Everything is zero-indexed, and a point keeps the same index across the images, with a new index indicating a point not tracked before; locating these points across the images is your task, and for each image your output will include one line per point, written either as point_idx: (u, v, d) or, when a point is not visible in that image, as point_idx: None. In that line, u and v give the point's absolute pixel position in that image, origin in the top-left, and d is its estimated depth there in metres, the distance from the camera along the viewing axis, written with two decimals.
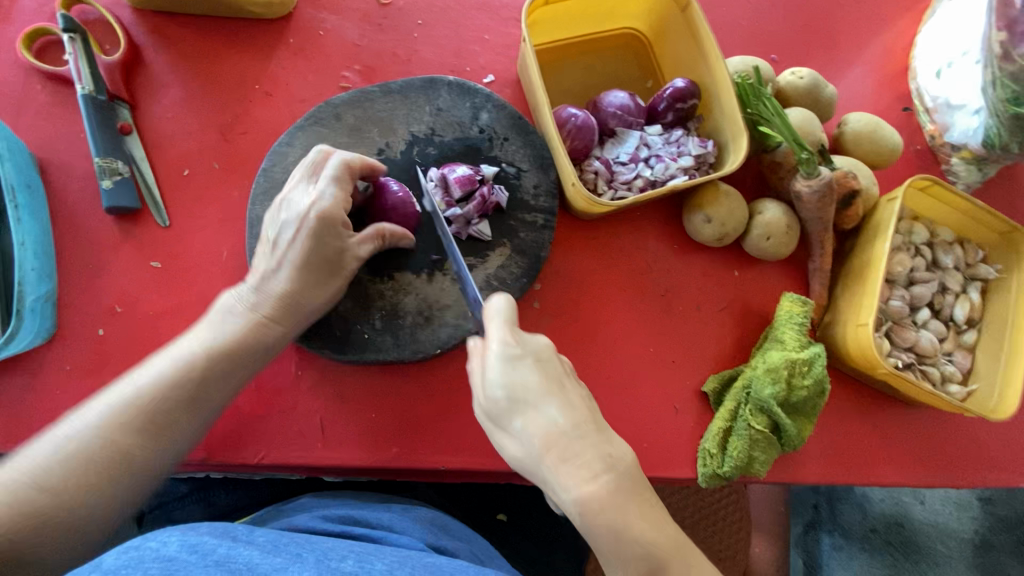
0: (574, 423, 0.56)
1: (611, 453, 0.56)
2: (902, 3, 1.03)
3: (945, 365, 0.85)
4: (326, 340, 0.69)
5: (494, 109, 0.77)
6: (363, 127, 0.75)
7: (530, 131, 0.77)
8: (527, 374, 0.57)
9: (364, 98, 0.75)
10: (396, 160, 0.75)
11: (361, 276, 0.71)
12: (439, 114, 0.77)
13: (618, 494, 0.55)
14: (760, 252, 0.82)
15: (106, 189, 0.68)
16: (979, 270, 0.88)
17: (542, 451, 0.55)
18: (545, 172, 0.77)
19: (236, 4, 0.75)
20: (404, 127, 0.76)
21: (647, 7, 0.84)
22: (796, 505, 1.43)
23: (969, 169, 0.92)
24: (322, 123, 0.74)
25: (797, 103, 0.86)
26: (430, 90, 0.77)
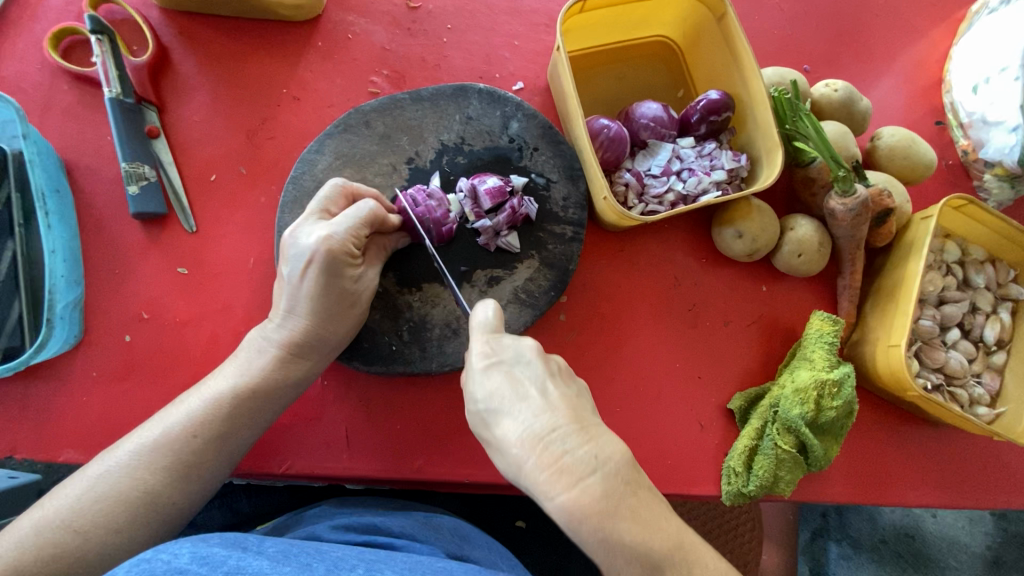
0: (551, 428, 0.50)
1: (600, 453, 0.50)
2: (936, 13, 1.01)
3: (974, 387, 0.84)
4: (354, 351, 0.69)
5: (524, 118, 0.76)
6: (393, 134, 0.74)
7: (561, 141, 0.76)
8: (507, 379, 0.54)
9: (394, 105, 0.74)
10: (426, 169, 0.74)
11: (389, 287, 0.71)
12: (468, 122, 0.76)
13: (604, 502, 0.49)
14: (791, 268, 0.81)
15: (133, 195, 0.68)
16: (1010, 290, 0.87)
17: (520, 461, 0.50)
18: (575, 183, 0.76)
19: (264, 6, 0.74)
20: (434, 135, 0.75)
21: (681, 16, 0.82)
22: (803, 512, 1.44)
23: (1001, 187, 0.91)
24: (352, 131, 0.73)
25: (831, 116, 0.85)
26: (460, 98, 0.76)
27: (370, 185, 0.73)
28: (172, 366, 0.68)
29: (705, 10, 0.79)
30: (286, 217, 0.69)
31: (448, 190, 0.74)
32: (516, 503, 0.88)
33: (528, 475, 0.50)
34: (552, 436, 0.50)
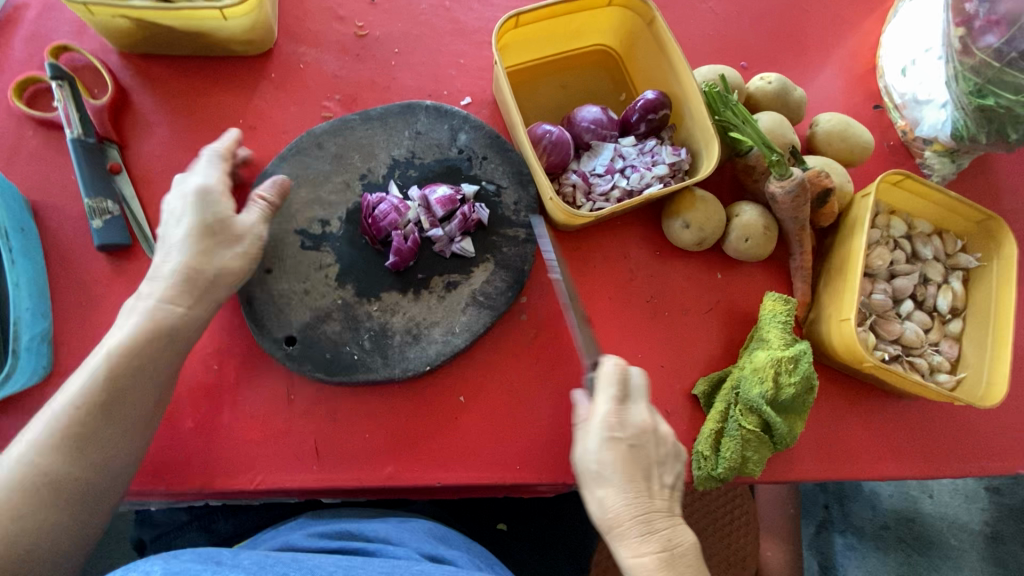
0: (644, 494, 0.63)
1: (671, 524, 0.64)
2: (864, 6, 1.07)
3: (932, 355, 0.86)
4: (318, 362, 0.71)
5: (471, 129, 0.80)
6: (346, 154, 0.78)
7: (509, 148, 0.80)
8: (624, 439, 0.64)
9: (344, 127, 0.78)
10: (379, 184, 0.78)
11: (349, 298, 0.73)
12: (418, 137, 0.79)
13: (666, 561, 0.61)
14: (740, 254, 0.84)
15: (96, 228, 0.71)
16: (959, 260, 0.90)
17: (611, 509, 0.63)
18: (525, 187, 0.79)
19: (217, 43, 0.78)
20: (385, 151, 0.79)
21: (615, 25, 0.87)
22: (806, 504, 1.43)
23: (943, 162, 0.94)
24: (304, 153, 0.77)
25: (768, 108, 0.89)
26: (408, 115, 0.80)
27: (324, 203, 0.76)
28: None
29: (636, 17, 0.84)
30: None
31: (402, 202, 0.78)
32: (496, 505, 0.88)
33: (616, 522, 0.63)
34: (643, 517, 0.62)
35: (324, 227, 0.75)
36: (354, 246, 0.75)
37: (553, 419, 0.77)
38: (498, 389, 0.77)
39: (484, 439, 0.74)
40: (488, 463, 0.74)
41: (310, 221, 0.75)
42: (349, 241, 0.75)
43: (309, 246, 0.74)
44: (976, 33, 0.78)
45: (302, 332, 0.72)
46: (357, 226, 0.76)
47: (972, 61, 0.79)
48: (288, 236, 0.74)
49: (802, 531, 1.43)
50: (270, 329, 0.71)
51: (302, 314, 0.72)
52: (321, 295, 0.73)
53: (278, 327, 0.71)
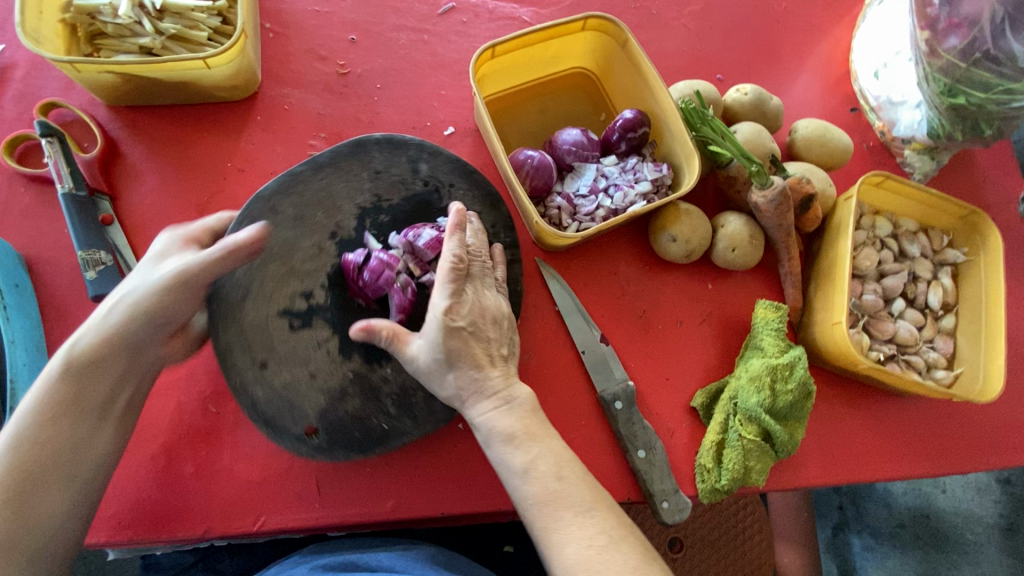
0: (547, 454, 0.63)
1: (576, 483, 0.62)
2: (834, 12, 1.09)
3: (927, 353, 0.86)
4: (348, 445, 0.70)
5: (429, 157, 0.80)
6: (308, 213, 0.75)
7: (473, 171, 0.81)
8: (465, 369, 0.64)
9: (295, 182, 0.75)
10: (352, 239, 0.77)
11: (359, 368, 0.73)
12: (377, 178, 0.79)
13: (566, 519, 0.60)
14: (729, 263, 0.84)
15: (90, 279, 0.71)
16: (947, 255, 0.90)
17: (520, 495, 0.62)
18: (496, 209, 0.80)
19: (202, 91, 0.80)
20: (348, 201, 0.77)
21: (590, 47, 0.89)
22: (819, 506, 1.41)
23: (923, 160, 0.95)
24: (260, 221, 0.73)
25: (745, 118, 0.91)
26: (360, 154, 0.78)
27: (300, 272, 0.74)
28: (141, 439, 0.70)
29: (610, 39, 0.86)
30: (234, 337, 0.70)
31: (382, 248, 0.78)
32: (504, 528, 0.88)
33: (527, 503, 0.62)
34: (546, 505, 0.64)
35: (309, 299, 0.74)
36: (347, 312, 0.74)
37: None
38: None
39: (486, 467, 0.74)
40: (491, 490, 0.74)
41: (292, 296, 0.73)
42: (339, 306, 0.74)
43: (300, 324, 0.72)
44: (940, 36, 0.78)
45: (321, 421, 0.70)
46: (342, 286, 0.75)
47: (939, 63, 0.79)
48: (274, 320, 0.72)
49: (818, 533, 1.41)
50: (288, 429, 0.69)
51: (316, 401, 0.71)
52: (329, 373, 0.72)
53: (294, 423, 0.70)
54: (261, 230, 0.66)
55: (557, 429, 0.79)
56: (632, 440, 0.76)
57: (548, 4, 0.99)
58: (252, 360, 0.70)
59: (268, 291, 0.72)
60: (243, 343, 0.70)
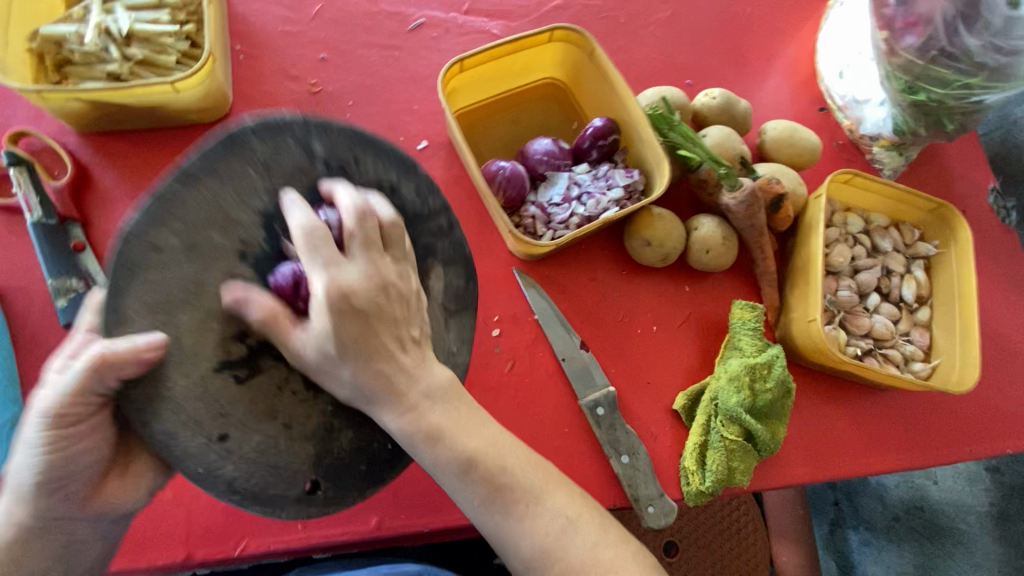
0: (477, 453, 0.60)
1: (513, 476, 0.61)
2: (799, 14, 1.11)
3: (904, 346, 0.87)
4: (355, 480, 0.62)
5: (321, 132, 0.60)
6: (197, 237, 0.55)
7: (373, 140, 0.63)
8: (369, 368, 0.57)
9: (164, 203, 0.53)
10: (269, 252, 0.58)
11: (335, 398, 0.62)
12: (270, 170, 0.58)
13: (515, 518, 0.60)
14: (704, 265, 0.86)
15: (61, 307, 0.71)
16: (919, 249, 0.92)
17: (465, 501, 0.61)
18: (414, 173, 0.66)
19: (172, 114, 0.80)
20: (245, 209, 0.57)
21: (559, 57, 0.90)
22: (815, 504, 1.44)
23: (891, 156, 0.97)
24: (140, 266, 0.52)
25: (714, 122, 0.92)
26: (236, 148, 0.56)
27: (218, 314, 0.56)
28: None
29: (577, 49, 0.87)
30: (173, 420, 0.53)
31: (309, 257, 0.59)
32: (492, 539, 0.87)
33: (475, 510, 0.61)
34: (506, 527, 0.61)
35: (246, 340, 0.57)
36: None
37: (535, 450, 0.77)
38: None
39: None
40: None
41: (225, 344, 0.56)
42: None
43: (247, 374, 0.58)
44: (897, 35, 0.80)
45: (319, 468, 0.60)
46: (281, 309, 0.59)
47: (898, 61, 0.81)
48: (212, 382, 0.56)
49: (817, 532, 1.43)
50: (286, 494, 0.58)
51: (303, 452, 0.60)
52: (305, 416, 0.60)
53: (290, 485, 0.59)
54: (157, 339, 0.51)
55: (540, 438, 0.78)
56: (615, 445, 0.77)
57: (516, 16, 1.00)
58: (206, 438, 0.55)
59: (190, 350, 0.55)
60: (186, 419, 0.54)
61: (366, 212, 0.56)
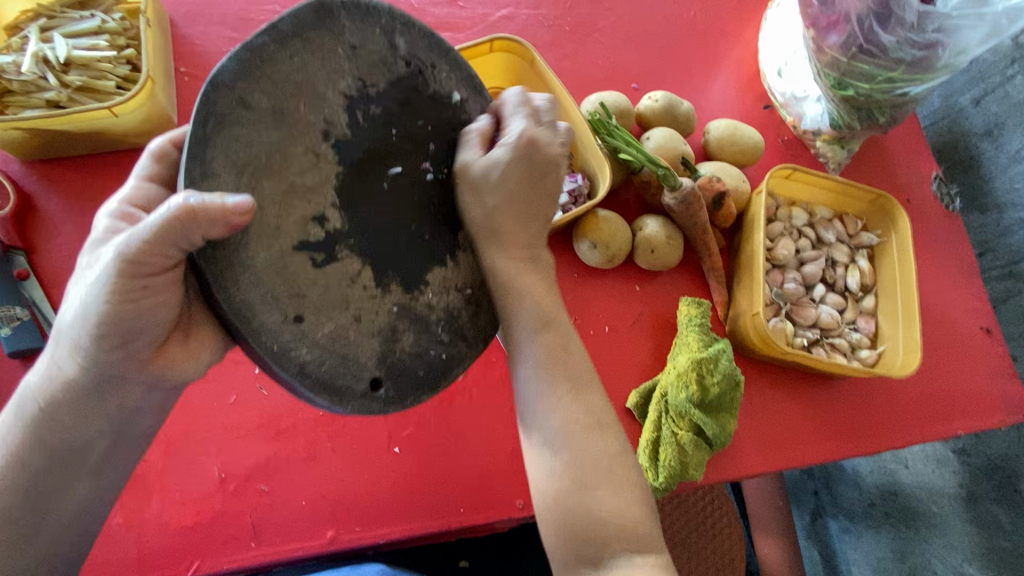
0: (550, 324, 0.60)
1: (572, 360, 0.60)
2: (743, 14, 1.13)
3: (850, 334, 0.89)
4: (417, 386, 0.54)
5: (405, 28, 0.55)
6: (284, 104, 0.48)
7: (450, 50, 0.59)
8: (512, 218, 0.59)
9: (256, 60, 0.47)
10: (352, 138, 0.51)
11: (402, 300, 0.54)
12: (355, 53, 0.52)
13: (560, 390, 0.58)
14: (651, 265, 0.87)
15: (5, 336, 0.71)
16: (862, 239, 0.94)
17: (520, 362, 0.59)
18: (482, 95, 0.61)
19: (115, 138, 0.81)
20: (329, 86, 0.50)
21: (502, 67, 0.92)
22: (795, 494, 1.49)
23: (834, 150, 0.99)
24: (229, 126, 0.45)
25: (657, 124, 0.94)
26: (326, 22, 0.50)
27: (303, 190, 0.49)
28: None
29: (518, 59, 0.89)
30: (252, 290, 0.46)
31: (391, 155, 0.54)
32: (456, 544, 0.88)
33: (525, 373, 0.59)
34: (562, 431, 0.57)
35: (325, 226, 0.50)
36: (374, 230, 0.53)
37: (489, 455, 0.78)
38: (432, 433, 0.78)
39: (424, 490, 0.75)
40: (429, 511, 0.75)
41: (305, 225, 0.49)
42: (365, 227, 0.52)
43: (323, 260, 0.50)
44: (823, 33, 0.83)
45: (383, 366, 0.52)
46: (357, 199, 0.52)
47: (825, 58, 0.84)
48: (292, 261, 0.48)
49: (799, 521, 1.49)
50: (352, 389, 0.50)
51: (370, 348, 0.52)
52: (374, 312, 0.52)
53: (355, 378, 0.50)
54: (248, 203, 0.42)
55: (494, 443, 0.79)
56: None
57: (463, 28, 1.02)
58: (281, 314, 0.47)
59: (271, 225, 0.47)
60: (263, 292, 0.47)
61: (558, 107, 0.64)
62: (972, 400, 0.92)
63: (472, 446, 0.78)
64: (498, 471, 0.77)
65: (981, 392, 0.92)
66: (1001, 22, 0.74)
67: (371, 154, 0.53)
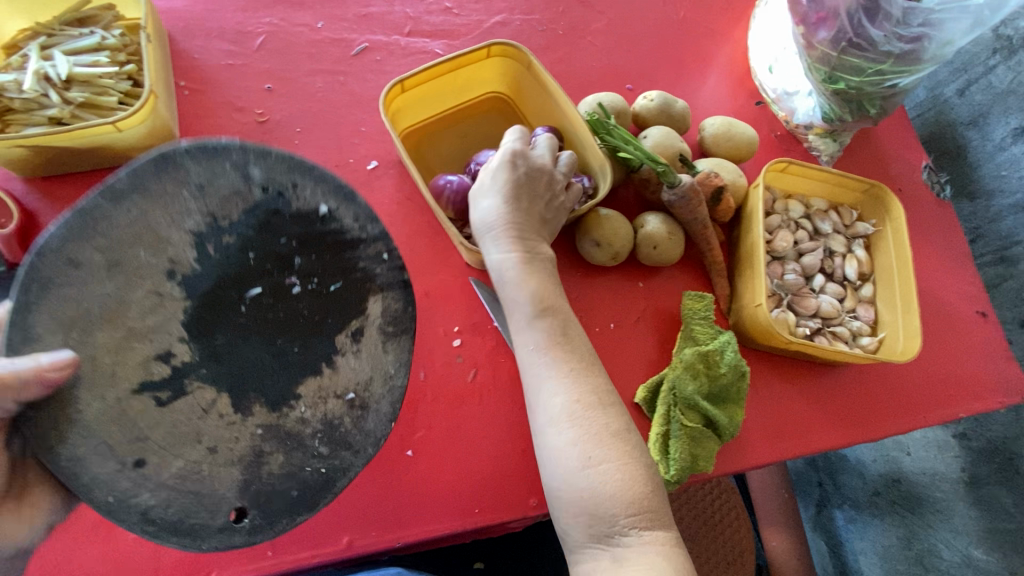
0: (549, 308, 0.64)
1: (573, 344, 0.63)
2: (731, 13, 1.15)
3: (851, 322, 0.91)
4: (288, 508, 0.57)
5: (256, 155, 0.57)
6: (121, 255, 0.52)
7: (315, 165, 0.59)
8: (511, 210, 0.65)
9: (88, 220, 0.51)
10: (201, 274, 0.56)
11: (267, 419, 0.58)
12: (203, 192, 0.55)
13: (562, 371, 0.61)
14: (654, 261, 0.89)
15: None
16: (857, 229, 0.96)
17: (524, 345, 0.63)
18: (354, 201, 0.61)
19: (119, 152, 0.81)
20: (176, 229, 0.55)
21: (500, 72, 0.93)
22: (800, 487, 1.53)
23: (826, 142, 1.01)
24: (65, 282, 0.50)
25: (654, 123, 0.96)
26: (169, 168, 0.54)
27: (142, 332, 0.54)
28: (73, 515, 0.69)
29: (516, 63, 0.90)
30: (86, 444, 0.51)
31: (249, 280, 0.58)
32: (471, 546, 0.88)
33: (529, 354, 0.63)
34: (566, 408, 0.59)
35: (170, 361, 0.55)
36: (226, 359, 0.57)
37: (501, 454, 0.78)
38: (444, 435, 0.79)
39: (440, 493, 0.76)
40: (444, 513, 0.75)
41: (147, 365, 0.54)
42: (214, 356, 0.57)
43: (170, 396, 0.55)
44: (812, 29, 0.85)
45: (246, 495, 0.56)
46: (210, 327, 0.57)
47: (816, 53, 0.86)
48: (131, 403, 0.53)
49: (805, 512, 1.54)
50: (207, 524, 0.54)
51: (229, 478, 0.56)
52: (233, 440, 0.56)
53: (211, 514, 0.54)
54: (66, 358, 0.49)
55: (505, 443, 0.79)
56: None
57: (459, 35, 1.03)
58: (121, 461, 0.52)
59: (106, 372, 0.52)
60: (102, 444, 0.51)
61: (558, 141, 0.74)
62: (971, 384, 0.93)
63: (483, 447, 0.79)
64: (510, 471, 0.78)
65: (979, 375, 0.94)
66: (984, 13, 0.76)
67: (224, 283, 0.57)
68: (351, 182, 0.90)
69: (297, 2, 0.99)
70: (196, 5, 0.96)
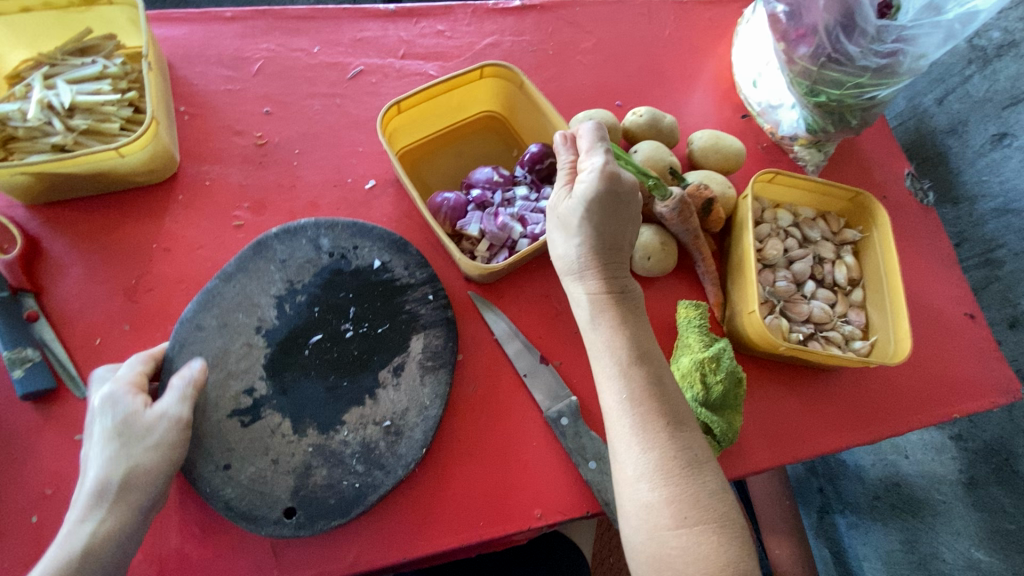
0: (641, 361, 0.66)
1: (668, 398, 0.65)
2: (715, 30, 1.19)
3: (843, 327, 0.93)
4: (327, 512, 0.72)
5: (326, 230, 0.85)
6: (228, 318, 0.79)
7: (368, 232, 0.85)
8: (593, 250, 0.68)
9: (212, 297, 0.80)
10: (276, 326, 0.79)
11: (316, 440, 0.75)
12: (285, 265, 0.83)
13: (652, 428, 0.62)
14: (648, 271, 0.91)
15: (18, 378, 0.72)
16: (845, 235, 0.98)
17: (611, 395, 0.65)
18: (404, 252, 0.86)
19: (121, 177, 0.83)
20: (263, 294, 0.81)
21: (493, 92, 0.96)
22: (801, 494, 1.55)
23: (812, 153, 1.04)
24: (192, 341, 0.77)
25: (644, 137, 0.98)
26: (262, 252, 0.83)
27: (237, 372, 0.76)
28: None
29: (508, 83, 0.93)
30: (197, 451, 0.72)
31: (312, 329, 0.80)
32: (476, 561, 0.88)
33: (617, 407, 0.64)
34: (656, 465, 0.61)
35: (253, 394, 0.76)
36: (291, 391, 0.76)
37: (504, 465, 0.79)
38: (450, 450, 0.79)
39: (449, 505, 0.76)
40: (451, 526, 0.75)
41: (236, 397, 0.75)
42: (282, 389, 0.76)
43: (250, 420, 0.74)
44: (793, 45, 0.88)
45: (295, 498, 0.72)
46: (284, 360, 0.78)
47: (798, 68, 0.89)
48: (226, 425, 0.74)
49: (807, 520, 1.54)
50: (266, 516, 0.71)
51: (284, 484, 0.73)
52: (290, 454, 0.74)
53: (270, 508, 0.72)
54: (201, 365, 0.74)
55: (508, 455, 0.80)
56: (582, 452, 0.79)
57: (452, 57, 1.06)
58: (216, 465, 0.72)
59: (213, 402, 0.74)
60: (204, 452, 0.72)
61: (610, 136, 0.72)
62: (963, 383, 0.95)
63: (487, 458, 0.79)
64: (514, 482, 0.78)
65: (969, 375, 0.96)
66: (955, 26, 0.79)
67: (296, 331, 0.80)
68: (350, 202, 0.91)
69: (294, 28, 1.02)
70: (195, 32, 0.98)
